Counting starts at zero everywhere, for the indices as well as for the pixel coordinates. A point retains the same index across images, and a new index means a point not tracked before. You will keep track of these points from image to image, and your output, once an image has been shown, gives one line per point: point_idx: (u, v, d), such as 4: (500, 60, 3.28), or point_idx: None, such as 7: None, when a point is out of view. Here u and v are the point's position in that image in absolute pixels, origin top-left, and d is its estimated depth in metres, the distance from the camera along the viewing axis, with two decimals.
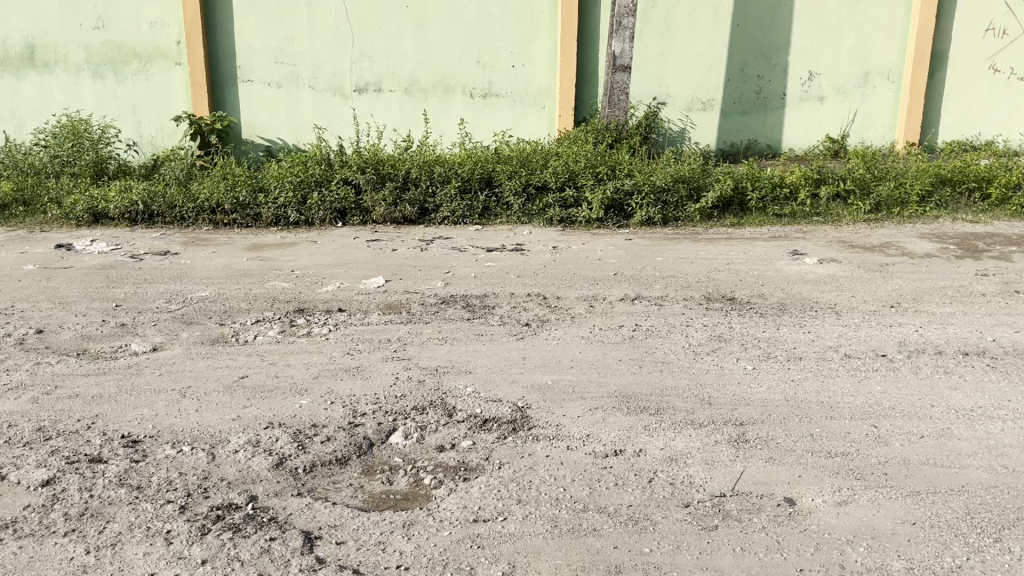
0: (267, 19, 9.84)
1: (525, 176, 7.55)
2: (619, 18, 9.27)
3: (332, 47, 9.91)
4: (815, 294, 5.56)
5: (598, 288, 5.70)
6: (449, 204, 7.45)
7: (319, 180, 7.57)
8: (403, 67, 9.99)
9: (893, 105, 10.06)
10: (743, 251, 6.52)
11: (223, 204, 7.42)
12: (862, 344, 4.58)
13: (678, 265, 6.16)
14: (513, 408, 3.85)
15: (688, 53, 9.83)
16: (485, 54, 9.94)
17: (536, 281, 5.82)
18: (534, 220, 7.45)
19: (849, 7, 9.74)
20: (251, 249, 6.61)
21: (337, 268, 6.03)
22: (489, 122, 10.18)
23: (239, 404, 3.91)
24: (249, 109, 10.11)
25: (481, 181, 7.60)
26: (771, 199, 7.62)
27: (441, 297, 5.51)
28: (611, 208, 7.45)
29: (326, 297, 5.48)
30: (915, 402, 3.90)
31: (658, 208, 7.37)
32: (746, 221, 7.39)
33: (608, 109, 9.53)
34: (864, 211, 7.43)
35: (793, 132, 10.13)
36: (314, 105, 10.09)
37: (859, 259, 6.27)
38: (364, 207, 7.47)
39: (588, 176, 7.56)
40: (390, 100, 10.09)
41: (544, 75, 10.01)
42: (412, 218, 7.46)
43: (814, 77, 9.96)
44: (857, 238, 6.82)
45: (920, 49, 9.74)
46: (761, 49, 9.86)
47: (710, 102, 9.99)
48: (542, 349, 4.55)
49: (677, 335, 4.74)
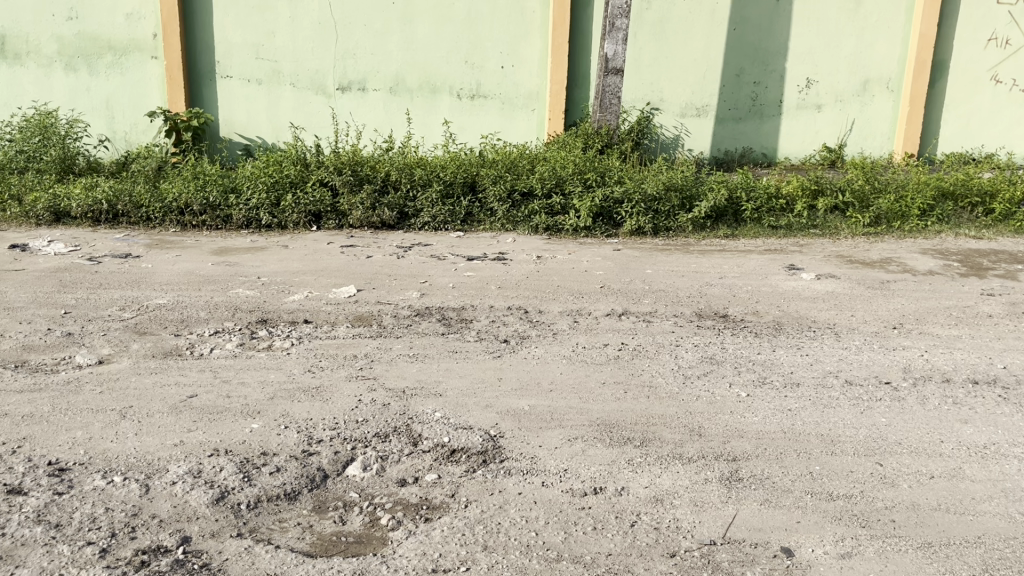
0: (248, 14, 9.48)
1: (510, 181, 7.22)
2: (612, 19, 8.94)
3: (315, 44, 9.57)
4: (813, 313, 5.25)
5: (582, 301, 5.37)
6: (430, 209, 7.11)
7: (294, 181, 7.22)
8: (388, 66, 9.65)
9: (892, 115, 9.78)
10: (737, 264, 6.21)
11: (192, 205, 7.05)
12: (864, 370, 4.25)
13: (668, 278, 5.83)
14: (484, 437, 3.51)
15: (683, 57, 9.51)
16: (473, 54, 9.61)
17: (517, 294, 5.49)
18: (519, 227, 7.13)
19: (849, 13, 9.45)
20: (218, 253, 6.25)
21: (307, 276, 5.68)
22: (476, 124, 9.85)
23: (183, 428, 3.56)
24: (228, 105, 9.75)
25: (465, 187, 7.27)
26: (767, 210, 7.30)
27: (416, 309, 5.17)
28: (600, 217, 7.13)
29: (292, 308, 5.14)
30: (923, 437, 3.57)
31: (648, 217, 7.05)
32: (741, 232, 7.07)
33: (599, 113, 9.20)
34: (864, 225, 7.12)
35: (790, 141, 9.83)
36: (295, 104, 9.74)
37: (858, 275, 5.96)
38: (340, 210, 7.12)
39: (576, 182, 7.23)
40: (374, 100, 9.74)
41: (534, 77, 9.69)
42: (391, 223, 7.12)
43: (811, 84, 9.67)
44: (856, 253, 6.51)
45: (921, 58, 9.46)
46: (757, 54, 9.56)
47: (704, 108, 9.69)
48: (520, 370, 4.20)
49: (666, 356, 4.40)
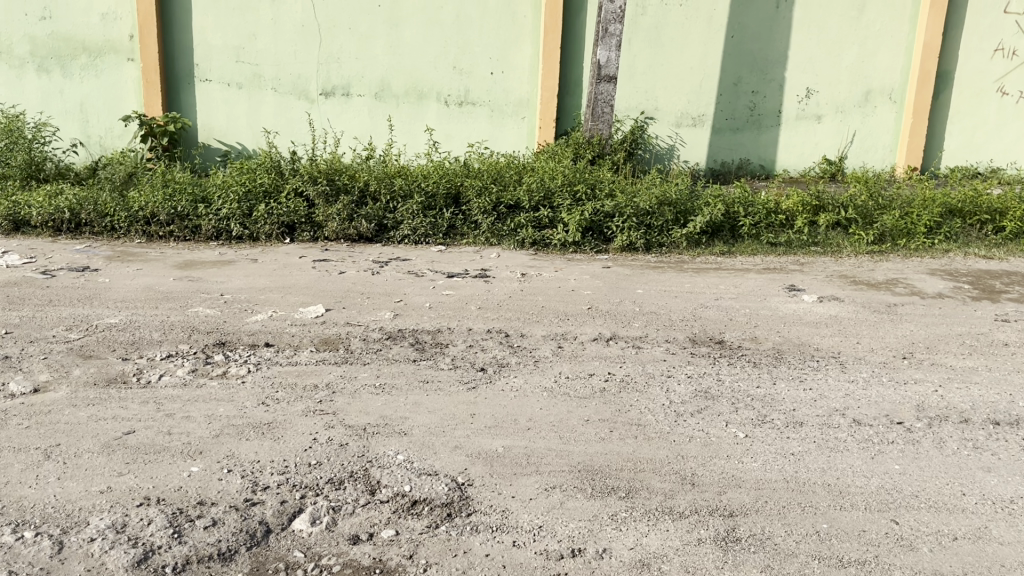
0: (228, 15, 9.11)
1: (495, 193, 6.85)
2: (606, 24, 8.57)
3: (298, 46, 9.20)
4: (815, 340, 4.87)
5: (568, 325, 4.99)
6: (410, 221, 6.74)
7: (267, 189, 6.84)
8: (373, 71, 9.29)
9: (895, 126, 9.43)
10: (734, 284, 5.84)
11: (159, 214, 6.66)
12: (873, 407, 3.88)
13: (661, 299, 5.46)
14: (450, 486, 3.13)
15: (679, 65, 9.16)
16: (461, 59, 9.25)
17: (499, 315, 5.10)
18: (504, 242, 6.75)
19: (852, 21, 9.11)
20: (181, 266, 5.86)
21: (273, 293, 5.30)
22: (464, 131, 9.48)
23: (114, 471, 3.16)
24: (206, 110, 9.37)
25: (447, 199, 6.91)
26: (765, 225, 6.94)
27: (387, 332, 4.78)
28: (589, 231, 6.77)
29: (253, 329, 4.75)
30: (942, 489, 3.20)
31: (640, 232, 6.68)
32: (738, 249, 6.70)
33: (592, 122, 8.83)
34: (868, 242, 6.77)
35: (789, 152, 9.48)
36: (276, 109, 9.37)
37: (863, 298, 5.59)
38: (315, 221, 6.73)
39: (565, 195, 6.86)
40: (358, 106, 9.37)
41: (525, 83, 9.33)
42: (368, 236, 6.74)
43: (811, 94, 9.32)
44: (860, 273, 6.15)
45: (926, 68, 9.12)
46: (756, 62, 9.21)
47: (700, 118, 9.33)
48: (496, 404, 3.82)
49: (656, 389, 4.02)
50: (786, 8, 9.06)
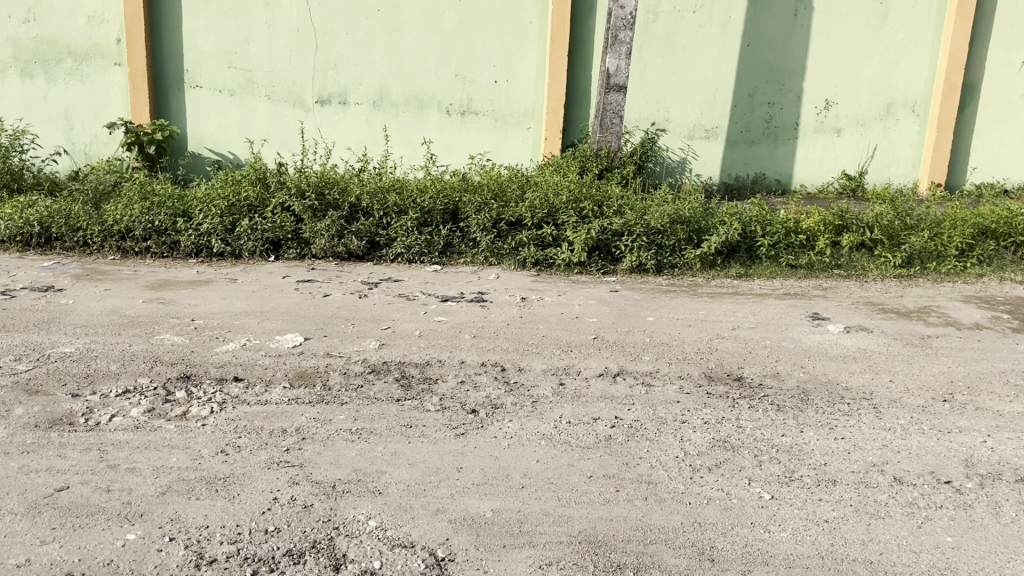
0: (220, 19, 8.71)
1: (495, 209, 6.41)
2: (615, 30, 8.13)
3: (293, 52, 8.79)
4: (844, 378, 4.41)
5: (570, 357, 4.53)
6: (404, 239, 6.28)
7: (252, 204, 6.41)
8: (372, 78, 8.86)
9: (918, 140, 8.96)
10: (753, 312, 5.39)
11: (135, 229, 6.23)
12: (915, 462, 3.40)
13: (673, 328, 5.00)
14: (428, 563, 2.67)
15: (692, 74, 8.72)
16: (464, 66, 8.83)
17: (495, 345, 4.64)
18: (504, 262, 6.29)
19: (873, 30, 8.66)
20: (154, 286, 5.42)
21: (249, 319, 4.85)
22: (466, 142, 9.04)
23: (36, 540, 2.72)
24: (197, 117, 8.97)
25: (445, 215, 6.47)
26: (785, 245, 6.48)
27: (371, 365, 4.33)
28: (596, 251, 6.32)
29: (222, 360, 4.30)
30: (1005, 570, 2.73)
31: (651, 253, 6.22)
32: (754, 271, 6.26)
33: (599, 133, 8.38)
34: (895, 266, 6.31)
35: (807, 167, 9.02)
36: (270, 116, 8.95)
37: (894, 328, 5.13)
38: (303, 238, 6.28)
39: (570, 212, 6.42)
40: (356, 114, 8.95)
41: (530, 92, 8.90)
42: (359, 253, 6.28)
43: (831, 106, 8.87)
44: (888, 300, 5.69)
45: (951, 80, 8.65)
46: (772, 72, 8.76)
47: (714, 130, 8.88)
48: (486, 456, 3.35)
49: (669, 438, 3.56)
50: (805, 16, 8.62)
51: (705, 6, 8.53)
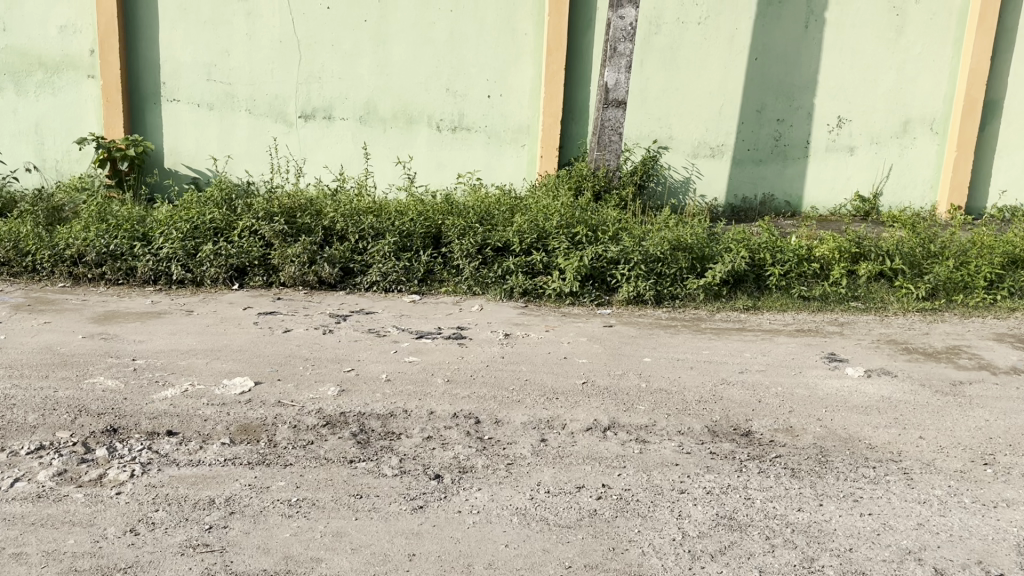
0: (198, 29, 8.24)
1: (481, 234, 5.90)
2: (614, 42, 7.63)
3: (275, 64, 8.31)
4: (867, 435, 3.86)
5: (555, 407, 3.99)
6: (380, 265, 5.76)
7: (218, 226, 5.90)
8: (358, 92, 8.38)
9: (936, 160, 8.43)
10: (763, 351, 4.85)
11: (88, 254, 5.72)
12: (958, 549, 2.86)
13: (672, 371, 4.46)
14: None
15: (696, 89, 8.21)
16: (455, 80, 8.34)
17: (470, 392, 4.10)
18: (489, 292, 5.78)
19: (889, 44, 8.15)
20: (100, 319, 4.91)
21: (198, 359, 4.32)
22: (457, 160, 8.53)
23: None
24: (174, 133, 8.48)
25: (426, 240, 5.96)
26: (796, 273, 5.95)
27: (326, 416, 3.80)
28: (590, 281, 5.80)
29: (158, 410, 3.77)
30: None
31: (650, 283, 5.70)
32: (763, 303, 5.72)
33: (597, 152, 7.86)
34: (917, 298, 5.80)
35: (817, 188, 8.49)
36: (251, 132, 8.46)
37: (921, 373, 4.59)
38: (270, 264, 5.76)
39: (562, 236, 5.91)
40: (341, 130, 8.46)
41: (525, 108, 8.40)
42: (331, 281, 5.75)
43: (844, 123, 8.34)
44: (912, 339, 5.15)
45: (971, 96, 8.13)
46: (781, 88, 8.26)
47: (719, 148, 8.36)
48: (446, 539, 2.82)
49: (664, 515, 3.02)
50: (816, 29, 8.12)
51: (711, 17, 8.04)
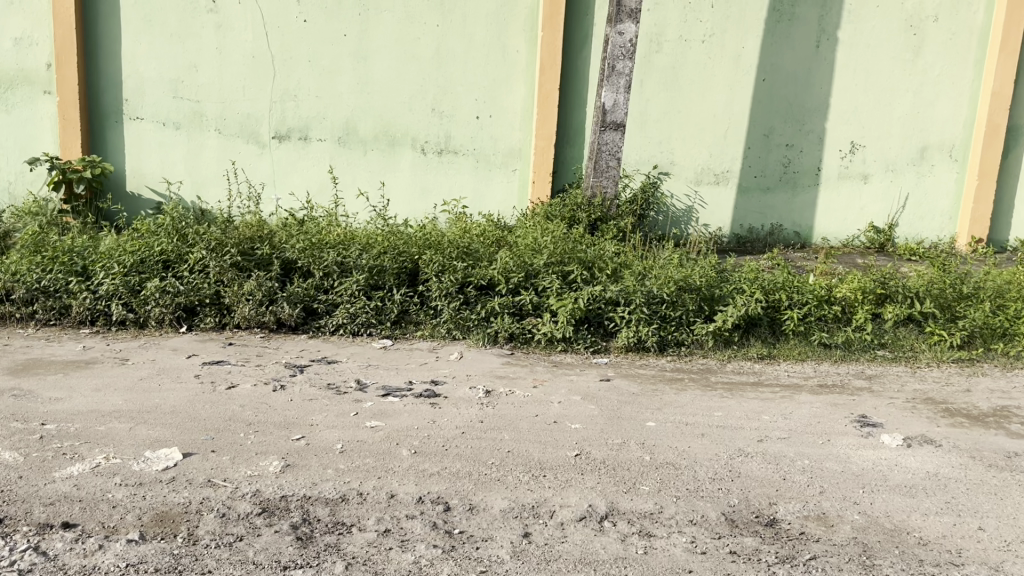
0: (164, 43, 7.62)
1: (462, 271, 5.26)
2: (612, 60, 7.01)
3: (247, 81, 7.70)
4: (917, 525, 3.20)
5: (542, 487, 3.32)
6: (347, 306, 5.12)
7: (167, 259, 5.26)
8: (337, 111, 7.75)
9: (955, 190, 7.83)
10: (784, 414, 4.20)
11: (16, 290, 5.06)
12: None
13: (680, 440, 3.80)
14: None
15: (700, 111, 7.60)
16: (441, 100, 7.73)
17: (441, 467, 3.43)
18: (470, 336, 5.13)
19: (906, 64, 7.57)
20: (18, 370, 4.24)
21: (121, 423, 3.65)
22: (444, 186, 7.90)
23: None
24: (137, 153, 7.83)
25: (400, 276, 5.32)
26: (815, 317, 5.31)
27: (263, 501, 3.13)
28: (584, 324, 5.17)
29: (58, 492, 3.10)
30: None
31: (654, 328, 5.06)
32: (780, 352, 5.09)
33: (593, 178, 7.23)
34: (952, 348, 5.17)
35: (828, 218, 7.87)
36: (221, 154, 7.82)
37: (968, 442, 3.94)
38: (223, 303, 5.12)
39: (554, 274, 5.28)
40: (318, 152, 7.82)
41: (516, 130, 7.79)
42: (292, 323, 5.11)
43: (857, 149, 7.74)
44: (953, 398, 4.50)
45: (993, 120, 7.54)
46: (791, 111, 7.66)
47: (724, 175, 7.75)
48: None
49: None
50: (827, 49, 7.54)
51: (716, 35, 7.44)
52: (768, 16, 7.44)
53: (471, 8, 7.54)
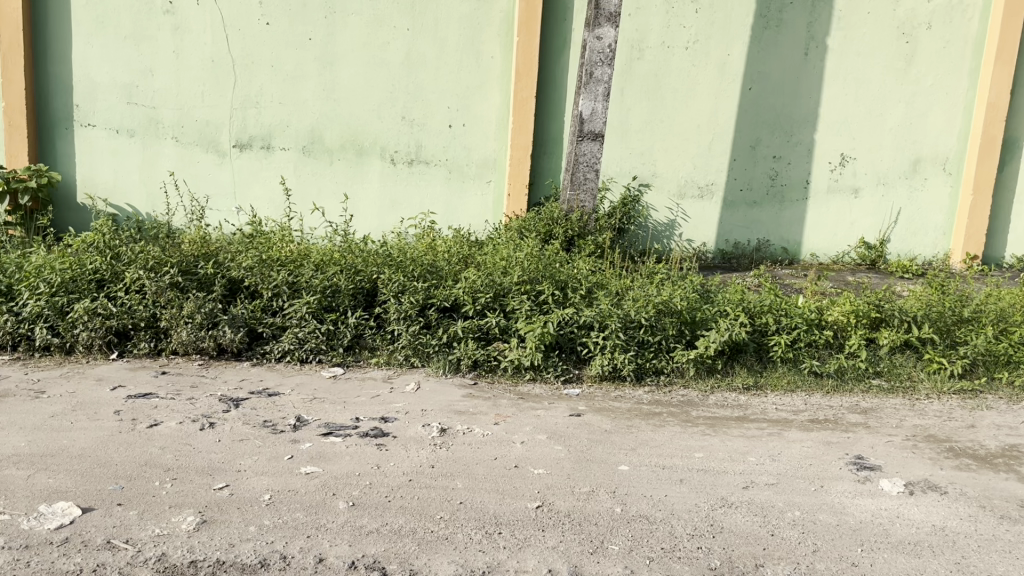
0: (117, 45, 7.04)
1: (424, 292, 4.82)
2: (590, 66, 6.61)
3: (205, 86, 7.12)
4: None
5: (496, 547, 2.89)
6: (296, 330, 4.69)
7: (100, 278, 4.81)
8: (301, 118, 7.22)
9: (949, 204, 7.46)
10: (772, 455, 3.78)
11: None
12: None
13: (655, 488, 3.38)
14: None
15: (683, 121, 7.21)
16: (412, 107, 7.25)
17: (381, 524, 3.00)
18: (431, 364, 4.69)
19: (898, 73, 7.21)
20: None
21: (18, 470, 3.20)
22: (415, 198, 7.41)
23: None
24: (89, 161, 7.23)
25: (356, 297, 4.87)
26: (805, 343, 4.90)
27: (169, 568, 2.68)
28: (555, 350, 4.75)
29: None
30: None
31: (631, 356, 4.64)
32: (767, 382, 4.68)
33: (570, 191, 6.81)
34: (952, 377, 4.78)
35: (818, 234, 7.50)
36: (177, 163, 7.24)
37: (977, 489, 3.53)
38: (160, 327, 4.69)
39: (524, 295, 4.85)
40: (281, 162, 7.28)
41: (491, 140, 7.35)
42: (235, 349, 4.68)
43: (848, 162, 7.37)
44: (957, 435, 4.10)
45: (989, 133, 7.18)
46: (779, 122, 7.28)
47: (708, 188, 7.36)
48: None
49: None
50: (816, 56, 7.16)
51: (700, 41, 7.06)
52: (754, 22, 7.06)
53: (443, 10, 7.08)
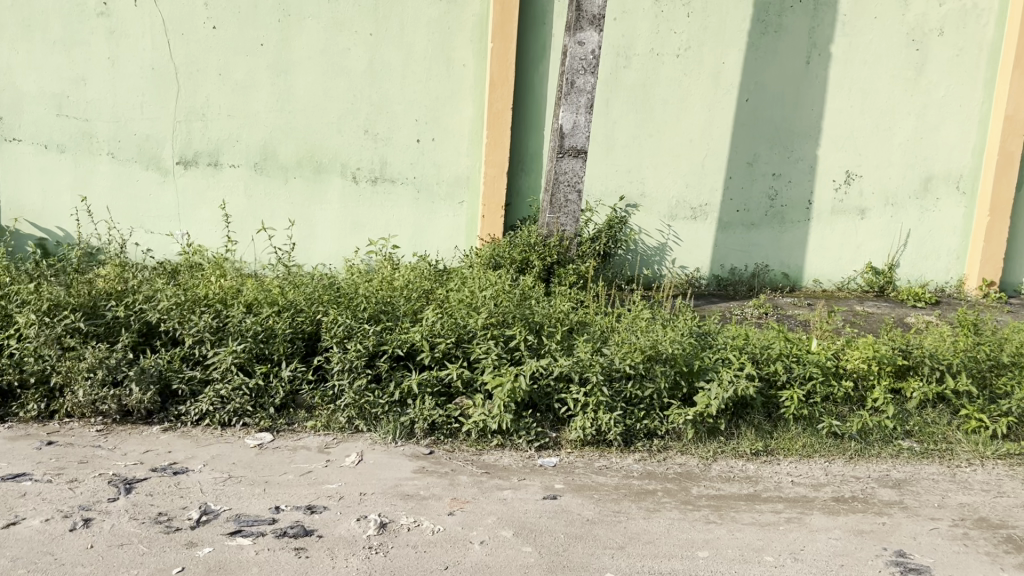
0: (46, 51, 6.20)
1: (374, 338, 4.03)
2: (570, 75, 5.88)
3: (145, 96, 6.31)
4: None
5: None
6: (218, 386, 3.92)
7: None
8: (251, 132, 6.42)
9: (963, 226, 6.78)
10: (794, 552, 3.04)
11: None
12: None
13: None
14: None
15: (673, 136, 6.50)
16: (375, 120, 6.48)
17: None
18: (381, 426, 3.93)
19: (909, 84, 6.52)
20: None
21: None
22: (378, 220, 6.63)
23: None
24: (14, 181, 6.39)
25: (294, 344, 4.10)
26: (822, 397, 4.17)
27: None
28: (529, 409, 4.00)
29: None
30: None
31: (618, 416, 3.90)
32: (778, 446, 3.98)
33: (549, 214, 6.08)
34: (993, 439, 4.07)
35: (821, 258, 6.79)
36: (113, 182, 6.43)
37: None
38: (56, 384, 3.92)
39: (494, 342, 4.08)
40: (230, 181, 6.48)
41: (462, 156, 6.59)
42: (145, 409, 3.91)
43: (854, 180, 6.67)
44: (1015, 519, 3.37)
45: (1008, 148, 6.49)
46: (779, 137, 6.58)
47: (702, 209, 6.64)
48: None
49: None
50: (820, 64, 6.47)
51: (692, 49, 6.36)
52: (752, 27, 6.37)
53: (410, 13, 6.32)
